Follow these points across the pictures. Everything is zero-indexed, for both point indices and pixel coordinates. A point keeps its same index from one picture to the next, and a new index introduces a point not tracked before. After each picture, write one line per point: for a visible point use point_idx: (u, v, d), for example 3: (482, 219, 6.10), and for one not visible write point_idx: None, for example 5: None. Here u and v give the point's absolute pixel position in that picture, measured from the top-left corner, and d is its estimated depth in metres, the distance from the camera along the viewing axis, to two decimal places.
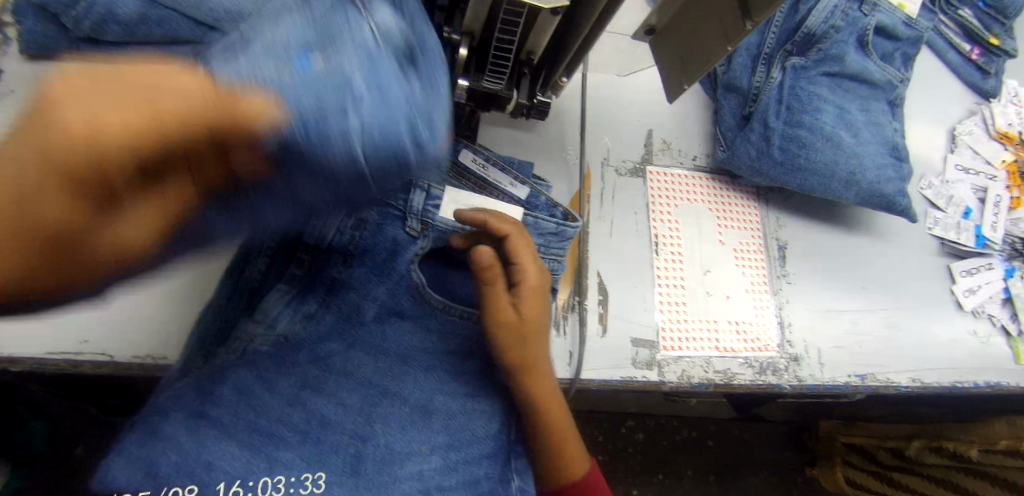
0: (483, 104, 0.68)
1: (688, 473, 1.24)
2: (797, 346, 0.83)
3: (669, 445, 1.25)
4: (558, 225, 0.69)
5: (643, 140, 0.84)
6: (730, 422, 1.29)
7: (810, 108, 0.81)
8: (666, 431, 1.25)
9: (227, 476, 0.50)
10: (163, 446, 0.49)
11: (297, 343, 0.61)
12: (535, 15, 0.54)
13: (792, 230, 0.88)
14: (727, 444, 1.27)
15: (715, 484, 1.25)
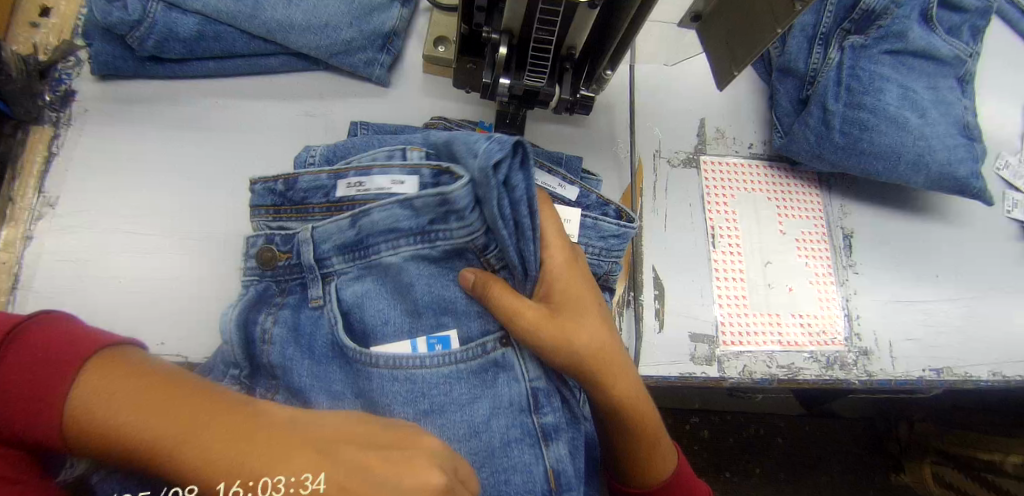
0: (527, 102, 0.63)
1: (756, 472, 1.20)
2: (866, 339, 0.79)
3: (732, 442, 1.21)
4: (620, 226, 0.65)
5: (695, 130, 0.82)
6: (799, 419, 1.24)
7: (873, 88, 0.77)
8: (729, 426, 1.21)
9: None
10: None
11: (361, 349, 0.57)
12: (573, 10, 0.51)
13: (857, 217, 0.84)
14: (792, 441, 1.23)
15: (788, 483, 1.20)
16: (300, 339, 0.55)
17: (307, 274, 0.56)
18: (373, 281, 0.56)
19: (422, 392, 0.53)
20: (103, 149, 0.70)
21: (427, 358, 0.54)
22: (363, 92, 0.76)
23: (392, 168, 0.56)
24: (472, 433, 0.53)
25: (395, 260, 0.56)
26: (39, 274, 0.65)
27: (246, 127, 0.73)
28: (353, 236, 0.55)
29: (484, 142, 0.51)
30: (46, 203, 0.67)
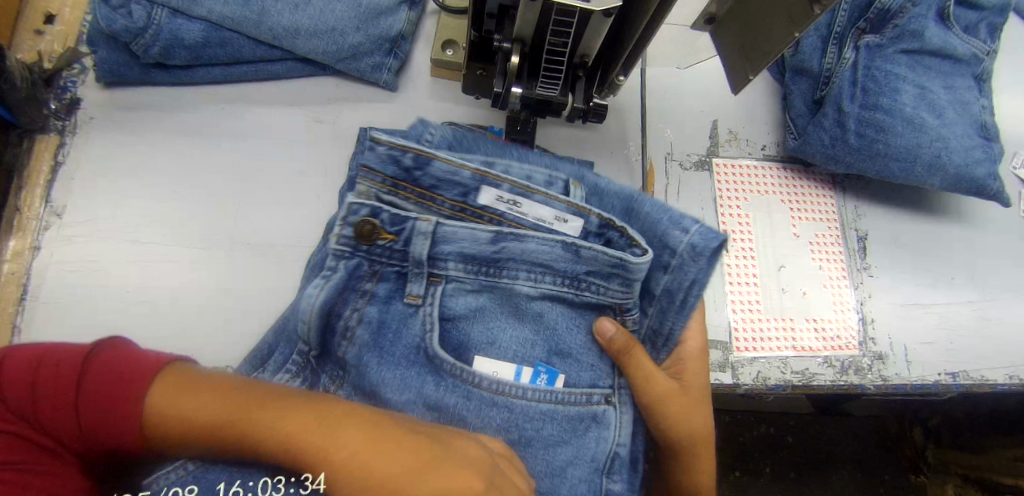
0: (539, 112, 0.62)
1: (766, 471, 1.19)
2: (881, 343, 0.78)
3: (743, 442, 1.20)
4: None
5: (707, 132, 0.81)
6: (810, 418, 1.23)
7: (888, 89, 0.76)
8: (739, 427, 1.20)
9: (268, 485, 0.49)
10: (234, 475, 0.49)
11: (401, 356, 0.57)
12: (587, 19, 0.50)
13: (872, 219, 0.82)
14: (804, 442, 1.21)
15: (798, 480, 1.19)
16: (383, 338, 0.57)
17: (410, 269, 0.56)
18: (487, 301, 0.59)
19: (515, 423, 0.57)
20: (109, 158, 0.70)
21: (533, 391, 0.57)
22: (370, 96, 0.75)
23: (557, 202, 0.56)
24: (547, 470, 0.58)
25: (525, 293, 0.59)
26: (47, 285, 0.65)
27: (252, 133, 0.72)
28: (489, 252, 0.57)
29: (696, 224, 0.57)
30: (52, 213, 0.67)
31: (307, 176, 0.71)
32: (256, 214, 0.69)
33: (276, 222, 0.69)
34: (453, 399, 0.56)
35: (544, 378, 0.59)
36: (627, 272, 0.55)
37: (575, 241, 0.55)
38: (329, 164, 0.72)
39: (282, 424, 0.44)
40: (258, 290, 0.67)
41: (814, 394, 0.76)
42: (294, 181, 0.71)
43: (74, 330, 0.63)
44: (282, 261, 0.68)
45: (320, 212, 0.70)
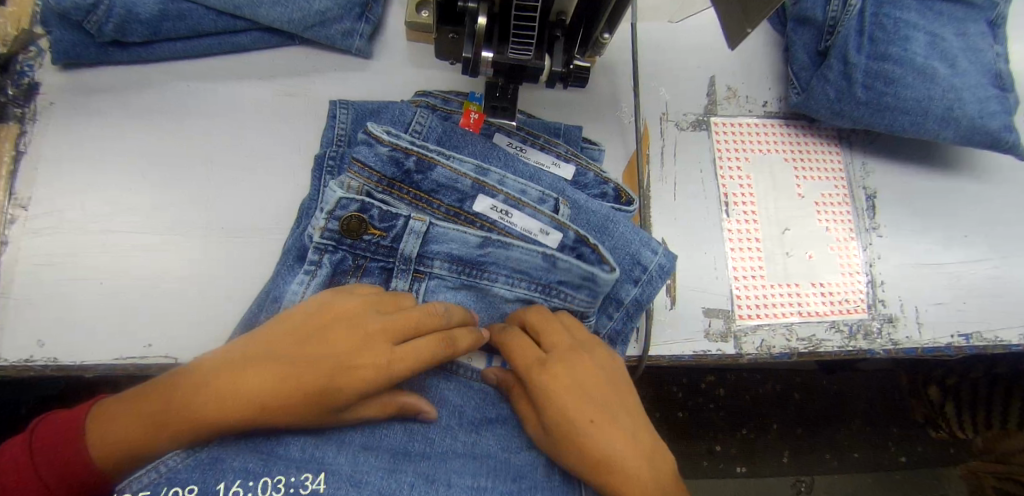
0: (514, 79, 0.57)
1: (774, 428, 1.18)
2: (891, 306, 0.74)
3: (750, 400, 1.19)
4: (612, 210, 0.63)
5: (705, 90, 0.76)
6: (817, 374, 1.22)
7: (897, 37, 0.71)
8: (745, 384, 1.19)
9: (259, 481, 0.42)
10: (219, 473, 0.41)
11: None
12: None
13: (881, 176, 0.78)
14: (811, 399, 1.20)
15: (805, 437, 1.18)
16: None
17: (397, 266, 0.55)
18: (468, 299, 0.57)
19: (489, 403, 0.57)
20: (74, 145, 0.66)
21: (503, 375, 0.58)
22: (344, 67, 0.71)
23: (542, 214, 0.56)
24: (526, 450, 0.54)
25: (505, 294, 0.57)
26: (17, 281, 0.62)
27: (221, 111, 0.68)
28: (476, 254, 0.56)
29: (657, 254, 0.59)
30: (18, 205, 0.64)
31: (281, 153, 0.68)
32: (230, 196, 0.66)
33: (249, 203, 0.66)
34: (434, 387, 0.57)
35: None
36: (596, 284, 0.56)
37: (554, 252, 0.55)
38: (303, 141, 0.68)
39: (188, 395, 0.44)
40: (237, 276, 0.64)
41: (821, 360, 0.74)
42: (267, 161, 0.67)
43: (49, 326, 0.61)
44: (259, 245, 0.65)
45: (296, 192, 0.67)
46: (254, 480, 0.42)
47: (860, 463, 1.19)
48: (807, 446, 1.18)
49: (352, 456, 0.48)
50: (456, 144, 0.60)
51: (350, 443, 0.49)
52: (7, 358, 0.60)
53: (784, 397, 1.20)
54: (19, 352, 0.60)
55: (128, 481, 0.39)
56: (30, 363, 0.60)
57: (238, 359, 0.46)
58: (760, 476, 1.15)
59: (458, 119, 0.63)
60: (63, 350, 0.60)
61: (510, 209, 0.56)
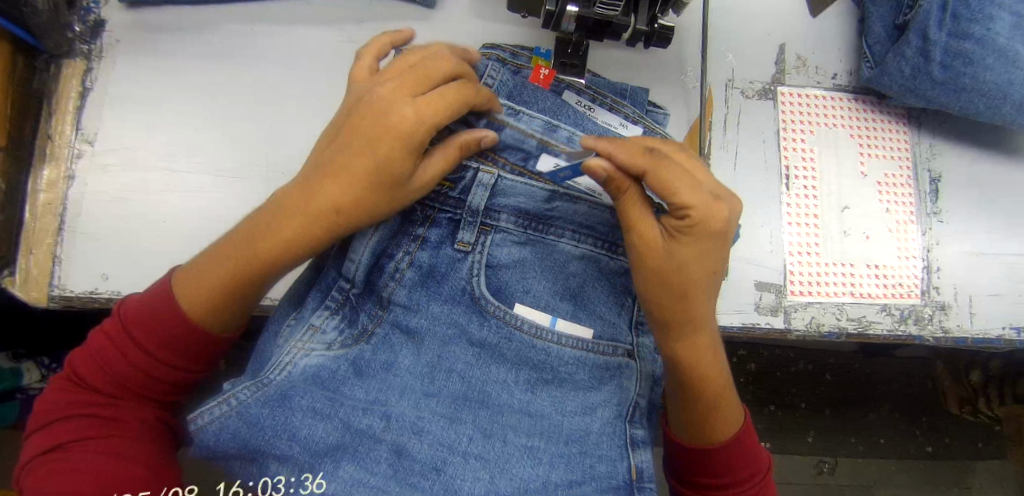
0: (595, 33, 0.57)
1: (803, 406, 1.18)
2: (945, 293, 0.73)
3: (779, 377, 1.18)
4: None
5: (773, 57, 0.74)
6: (853, 356, 1.21)
7: (984, 15, 0.65)
8: (775, 362, 1.19)
9: (304, 441, 0.45)
10: (279, 415, 0.45)
11: (442, 278, 0.55)
12: None
13: (949, 159, 0.75)
14: (844, 380, 1.20)
15: (834, 417, 1.18)
16: (428, 285, 0.54)
17: (463, 218, 0.54)
18: (533, 255, 0.56)
19: (548, 364, 0.55)
20: (137, 85, 0.67)
21: (566, 335, 0.55)
22: (405, 16, 0.70)
23: None
24: (579, 412, 0.54)
25: (570, 253, 0.56)
26: (83, 216, 0.64)
27: (283, 56, 0.68)
28: (544, 209, 0.54)
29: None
30: (84, 141, 0.65)
31: (341, 102, 0.68)
32: (291, 142, 0.66)
33: (309, 149, 0.66)
34: (494, 342, 0.54)
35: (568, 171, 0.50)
36: None
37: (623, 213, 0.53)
38: None
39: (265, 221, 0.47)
40: None
41: (868, 342, 0.73)
42: (328, 107, 0.67)
43: (114, 261, 0.63)
44: None
45: None
46: (254, 481, 0.44)
47: (886, 448, 1.19)
48: (833, 426, 1.18)
49: (415, 401, 0.51)
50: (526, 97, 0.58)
51: (411, 391, 0.51)
52: (75, 289, 0.62)
53: (816, 380, 1.19)
54: (86, 284, 0.62)
55: (201, 413, 0.44)
56: (95, 296, 0.62)
57: (296, 186, 0.47)
58: (782, 452, 1.17)
59: (528, 74, 0.62)
60: (130, 283, 0.63)
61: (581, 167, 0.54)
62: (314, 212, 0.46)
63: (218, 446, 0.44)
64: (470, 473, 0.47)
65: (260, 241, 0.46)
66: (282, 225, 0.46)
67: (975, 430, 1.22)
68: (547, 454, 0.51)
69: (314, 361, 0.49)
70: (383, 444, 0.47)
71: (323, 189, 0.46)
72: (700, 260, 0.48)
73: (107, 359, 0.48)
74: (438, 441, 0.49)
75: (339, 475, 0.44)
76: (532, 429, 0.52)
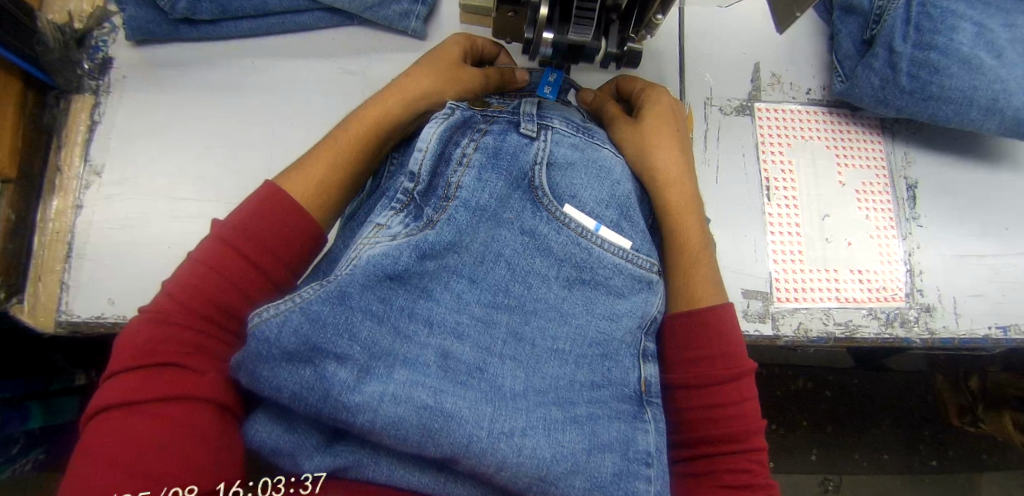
0: (572, 58, 0.60)
1: (804, 423, 1.18)
2: (928, 295, 0.75)
3: (777, 393, 1.19)
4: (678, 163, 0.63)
5: (750, 75, 0.78)
6: (851, 371, 1.22)
7: (945, 26, 0.68)
8: (771, 378, 1.20)
9: (363, 349, 0.40)
10: (339, 337, 0.39)
11: (505, 157, 0.53)
12: None
13: (923, 167, 0.78)
14: (840, 390, 1.21)
15: (835, 434, 1.19)
16: (495, 164, 0.52)
17: (522, 118, 0.56)
18: (583, 163, 0.56)
19: (588, 264, 0.53)
20: (143, 117, 0.70)
21: (607, 241, 0.54)
22: (398, 47, 0.73)
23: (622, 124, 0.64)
24: (606, 317, 0.52)
25: (611, 158, 0.58)
26: (90, 243, 0.66)
27: (283, 88, 0.72)
28: (583, 124, 0.60)
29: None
30: (92, 172, 0.68)
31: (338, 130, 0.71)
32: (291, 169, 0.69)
33: None
34: (544, 233, 0.52)
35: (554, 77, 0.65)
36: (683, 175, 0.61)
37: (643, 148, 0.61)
38: None
39: (336, 137, 0.55)
40: None
41: (857, 346, 0.74)
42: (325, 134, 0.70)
43: (120, 288, 0.65)
44: None
45: None
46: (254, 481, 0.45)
47: (889, 464, 1.19)
48: (835, 444, 1.18)
49: (458, 304, 0.48)
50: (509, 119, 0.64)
51: (456, 280, 0.48)
52: (81, 315, 0.64)
53: (812, 393, 1.20)
54: (92, 310, 0.64)
55: (267, 307, 0.38)
56: (101, 320, 0.64)
57: (385, 92, 0.57)
58: (785, 469, 1.17)
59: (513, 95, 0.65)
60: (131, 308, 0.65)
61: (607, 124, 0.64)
62: (411, 97, 0.57)
63: (271, 346, 0.37)
64: (509, 373, 0.46)
65: (377, 124, 0.55)
66: (385, 110, 0.56)
67: (976, 443, 1.22)
68: (572, 356, 0.50)
69: (380, 250, 0.44)
70: (430, 348, 0.44)
71: (414, 79, 0.58)
72: (661, 155, 0.61)
73: (217, 287, 0.45)
74: (477, 345, 0.47)
75: (395, 378, 0.40)
76: (560, 334, 0.50)
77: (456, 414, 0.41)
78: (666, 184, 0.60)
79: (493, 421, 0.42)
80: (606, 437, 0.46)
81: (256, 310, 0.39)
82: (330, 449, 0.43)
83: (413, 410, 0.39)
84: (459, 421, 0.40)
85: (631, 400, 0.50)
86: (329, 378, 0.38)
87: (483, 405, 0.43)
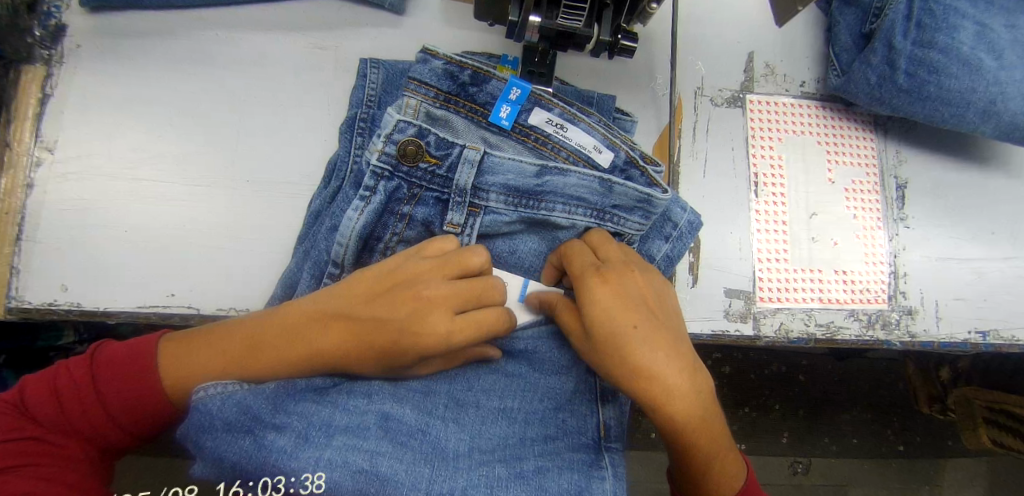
0: (560, 43, 0.57)
1: (775, 409, 1.19)
2: (911, 298, 0.74)
3: (752, 379, 1.20)
4: (645, 195, 0.56)
5: (743, 65, 0.75)
6: (825, 357, 1.23)
7: (946, 25, 0.66)
8: (747, 364, 1.20)
9: (305, 423, 0.43)
10: (285, 415, 0.43)
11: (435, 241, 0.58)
12: None
13: (915, 167, 0.76)
14: (815, 379, 1.21)
15: (806, 419, 1.20)
16: None
17: (451, 197, 0.56)
18: (526, 226, 0.59)
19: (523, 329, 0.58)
20: (99, 92, 0.65)
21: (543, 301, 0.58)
22: (376, 23, 0.69)
23: (597, 131, 0.58)
24: (554, 372, 0.56)
25: (560, 223, 0.58)
26: (43, 224, 0.62)
27: (252, 63, 0.67)
28: (533, 183, 0.56)
29: (686, 211, 0.61)
30: (43, 148, 0.64)
31: (309, 111, 0.67)
32: (257, 152, 0.66)
33: (282, 159, 0.66)
34: None
35: (516, 93, 0.58)
36: (652, 207, 0.57)
37: (609, 176, 0.56)
38: (331, 96, 0.68)
39: (258, 329, 0.48)
40: (259, 228, 0.64)
41: (838, 347, 0.73)
42: (295, 115, 0.67)
43: (75, 273, 0.62)
44: (285, 199, 0.65)
45: (324, 149, 0.66)
46: (254, 480, 0.39)
47: (858, 449, 1.20)
48: (805, 428, 1.19)
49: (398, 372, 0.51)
50: (450, 125, 0.58)
51: None
52: (33, 300, 0.61)
53: (788, 379, 1.20)
54: (44, 295, 0.61)
55: (215, 382, 0.43)
56: (54, 307, 0.61)
57: (331, 319, 0.48)
58: (758, 455, 1.17)
59: (483, 83, 0.58)
60: (87, 294, 0.61)
61: (575, 148, 0.58)
62: (352, 361, 0.48)
63: (212, 416, 0.41)
64: (453, 435, 0.48)
65: (322, 357, 0.47)
66: (335, 352, 0.47)
67: (943, 430, 1.24)
68: (522, 412, 0.52)
69: None
70: (372, 414, 0.46)
71: (345, 349, 0.47)
72: (613, 314, 0.49)
73: (121, 385, 0.45)
74: (420, 408, 0.49)
75: (332, 444, 0.42)
76: (506, 390, 0.54)
77: (393, 476, 0.42)
78: (633, 345, 0.48)
79: (432, 483, 0.43)
80: (555, 489, 0.46)
81: (207, 382, 0.43)
82: (296, 456, 0.40)
83: (348, 474, 0.41)
84: (394, 484, 0.42)
85: (589, 448, 0.52)
86: (267, 446, 0.40)
87: (421, 466, 0.44)
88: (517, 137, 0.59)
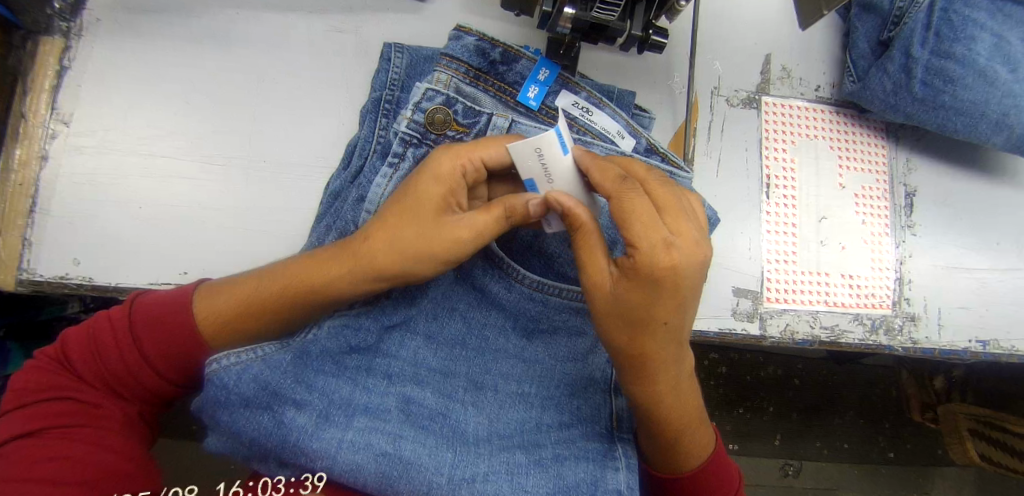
0: (590, 35, 0.58)
1: (770, 410, 1.20)
2: (915, 305, 0.74)
3: (749, 380, 1.21)
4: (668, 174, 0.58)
5: (760, 67, 0.75)
6: (822, 361, 1.24)
7: (964, 36, 0.66)
8: (745, 366, 1.21)
9: (325, 402, 0.45)
10: (305, 390, 0.44)
11: None
12: None
13: (924, 176, 0.77)
14: (812, 383, 1.22)
15: (800, 421, 1.21)
16: None
17: None
18: None
19: (542, 316, 0.55)
20: (117, 66, 0.65)
21: (568, 289, 0.54)
22: (397, 9, 0.69)
23: (621, 116, 0.61)
24: (569, 358, 0.55)
25: None
26: (57, 198, 0.62)
27: (273, 44, 0.67)
28: None
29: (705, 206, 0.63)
30: (59, 120, 0.63)
31: (328, 94, 0.67)
32: (274, 133, 0.66)
33: (300, 141, 0.66)
34: (494, 291, 0.54)
35: (545, 74, 0.60)
36: None
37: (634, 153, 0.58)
38: (350, 80, 0.67)
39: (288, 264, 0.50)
40: (274, 210, 0.64)
41: (841, 351, 0.74)
42: (314, 98, 0.67)
43: (88, 247, 0.62)
44: (300, 182, 0.65)
45: (342, 132, 0.66)
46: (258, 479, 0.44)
47: (849, 454, 1.22)
48: (799, 430, 1.20)
49: (415, 352, 0.51)
50: (478, 99, 0.58)
51: (411, 337, 0.52)
52: (44, 274, 0.61)
53: (785, 382, 1.21)
54: (56, 269, 0.61)
55: (226, 354, 0.43)
56: (65, 281, 0.61)
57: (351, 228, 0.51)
58: (751, 456, 1.18)
59: (513, 61, 0.59)
60: (99, 269, 0.61)
61: (599, 130, 0.60)
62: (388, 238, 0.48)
63: (229, 391, 0.42)
64: (471, 419, 0.50)
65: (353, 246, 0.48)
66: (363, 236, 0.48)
67: (935, 439, 1.25)
68: (537, 398, 0.53)
69: (339, 320, 0.49)
70: (393, 397, 0.48)
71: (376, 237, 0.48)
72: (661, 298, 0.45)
73: (150, 340, 0.46)
74: (439, 391, 0.50)
75: (354, 426, 0.44)
76: (523, 376, 0.54)
77: (416, 461, 0.44)
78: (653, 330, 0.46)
79: (454, 467, 0.45)
80: (571, 478, 0.48)
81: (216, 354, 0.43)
82: (318, 434, 0.43)
83: (372, 457, 0.43)
84: (417, 468, 0.44)
85: (601, 438, 0.53)
86: (287, 424, 0.42)
87: (443, 451, 0.46)
88: (542, 116, 0.60)
